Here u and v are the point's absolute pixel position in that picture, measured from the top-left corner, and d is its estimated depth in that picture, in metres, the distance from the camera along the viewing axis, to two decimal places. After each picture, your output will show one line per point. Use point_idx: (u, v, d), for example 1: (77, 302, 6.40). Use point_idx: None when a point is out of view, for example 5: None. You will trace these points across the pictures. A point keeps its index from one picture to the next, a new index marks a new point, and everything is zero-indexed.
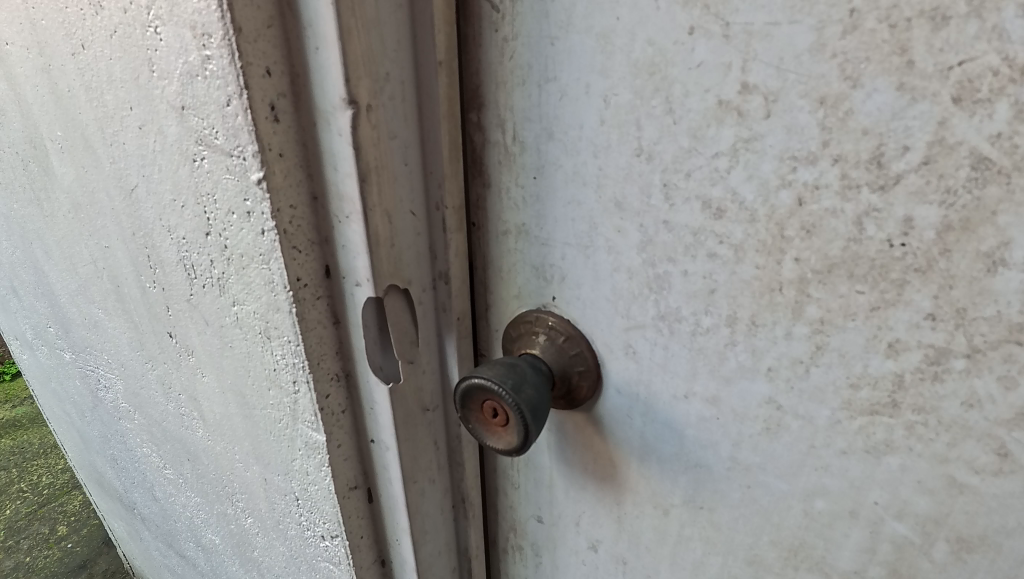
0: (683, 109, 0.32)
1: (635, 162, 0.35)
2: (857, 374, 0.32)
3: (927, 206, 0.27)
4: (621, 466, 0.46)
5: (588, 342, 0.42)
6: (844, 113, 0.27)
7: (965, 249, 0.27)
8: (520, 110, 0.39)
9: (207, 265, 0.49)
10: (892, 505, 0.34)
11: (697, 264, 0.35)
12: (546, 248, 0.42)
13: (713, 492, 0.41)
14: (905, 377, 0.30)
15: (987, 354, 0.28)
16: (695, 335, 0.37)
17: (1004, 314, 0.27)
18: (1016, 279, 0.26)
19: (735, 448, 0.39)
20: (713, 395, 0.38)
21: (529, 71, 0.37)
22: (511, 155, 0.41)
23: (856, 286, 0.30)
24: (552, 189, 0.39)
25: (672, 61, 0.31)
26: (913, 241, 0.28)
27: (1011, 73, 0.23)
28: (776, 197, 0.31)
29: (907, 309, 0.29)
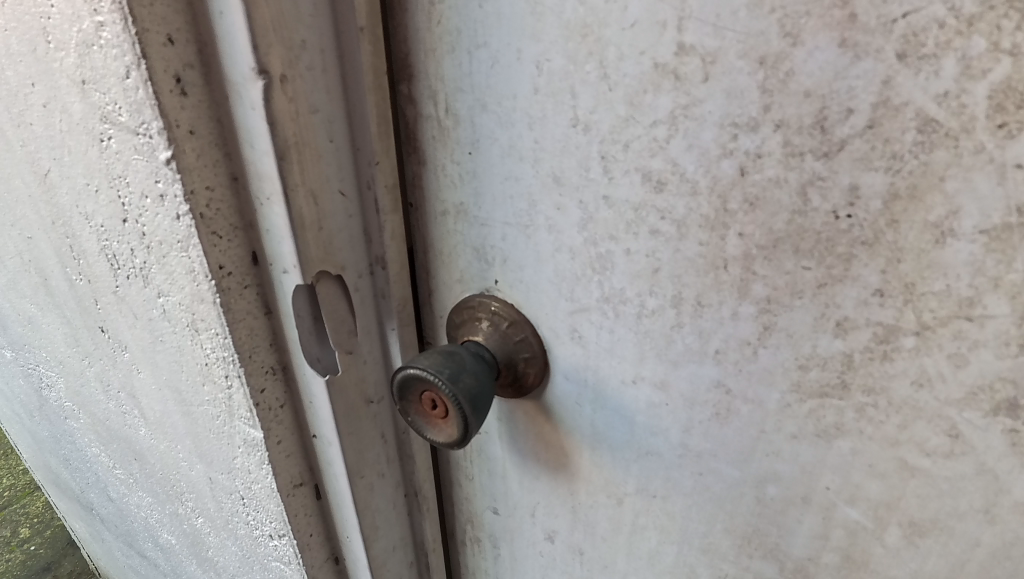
0: (619, 75, 0.29)
1: (572, 133, 0.32)
2: (806, 355, 0.30)
3: (873, 173, 0.25)
4: (574, 455, 0.44)
5: (532, 326, 0.40)
6: (786, 74, 0.25)
7: (913, 219, 0.25)
8: (451, 81, 0.36)
9: (128, 254, 0.46)
10: (844, 491, 0.32)
11: (640, 242, 0.32)
12: (486, 228, 0.39)
13: (665, 480, 0.39)
14: (855, 358, 0.28)
15: (937, 331, 0.26)
16: (641, 318, 0.35)
17: (953, 288, 0.25)
18: (967, 250, 0.24)
19: (685, 434, 0.37)
20: (661, 379, 0.36)
21: (458, 37, 0.34)
22: (444, 129, 0.38)
23: (802, 261, 0.28)
24: (488, 165, 0.37)
25: (605, 21, 0.29)
26: (859, 211, 0.26)
27: (959, 25, 0.21)
28: (717, 167, 0.28)
29: (854, 285, 0.27)
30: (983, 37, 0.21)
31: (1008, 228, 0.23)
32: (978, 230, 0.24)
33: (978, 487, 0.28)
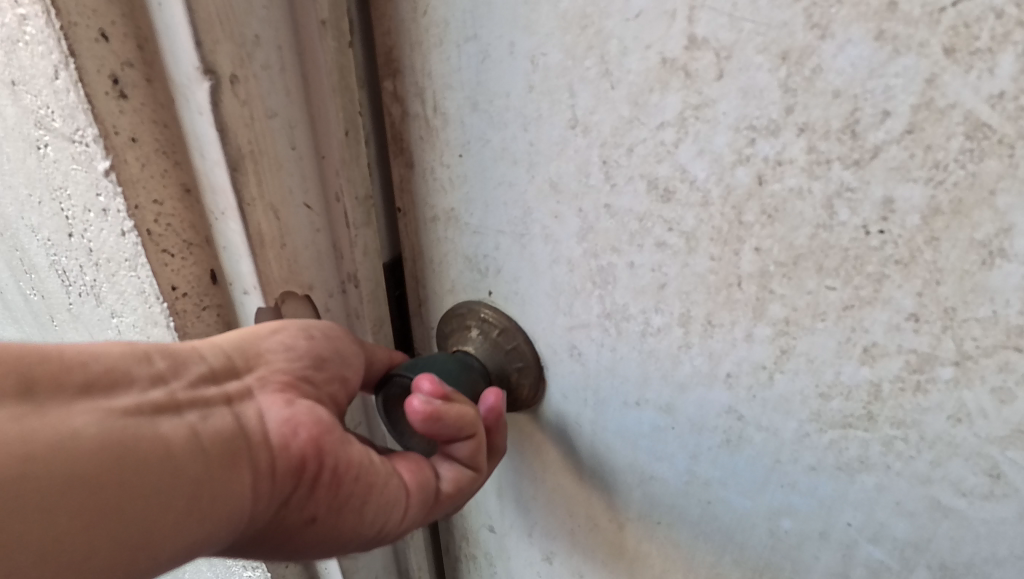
0: (622, 71, 0.26)
1: (569, 135, 0.29)
2: (828, 383, 0.27)
3: (911, 184, 0.22)
4: (573, 477, 0.41)
5: (527, 336, 0.37)
6: (811, 72, 0.22)
7: (956, 237, 0.22)
8: (440, 77, 0.33)
9: (78, 271, 0.43)
10: (866, 529, 0.29)
11: (645, 255, 0.29)
12: (475, 237, 0.36)
13: (670, 508, 0.36)
14: (883, 388, 0.26)
15: (980, 362, 0.23)
16: (645, 337, 0.32)
17: (1001, 315, 0.22)
18: (1018, 273, 0.21)
19: (692, 461, 0.34)
20: (667, 402, 0.33)
21: (446, 29, 0.31)
22: (432, 129, 0.35)
23: (826, 281, 0.25)
24: (479, 170, 0.34)
25: (607, 11, 0.25)
26: (893, 227, 0.23)
27: (1019, 15, 0.18)
28: (732, 175, 0.25)
29: (885, 308, 0.24)
30: None
31: None
32: None
33: (1020, 534, 0.25)
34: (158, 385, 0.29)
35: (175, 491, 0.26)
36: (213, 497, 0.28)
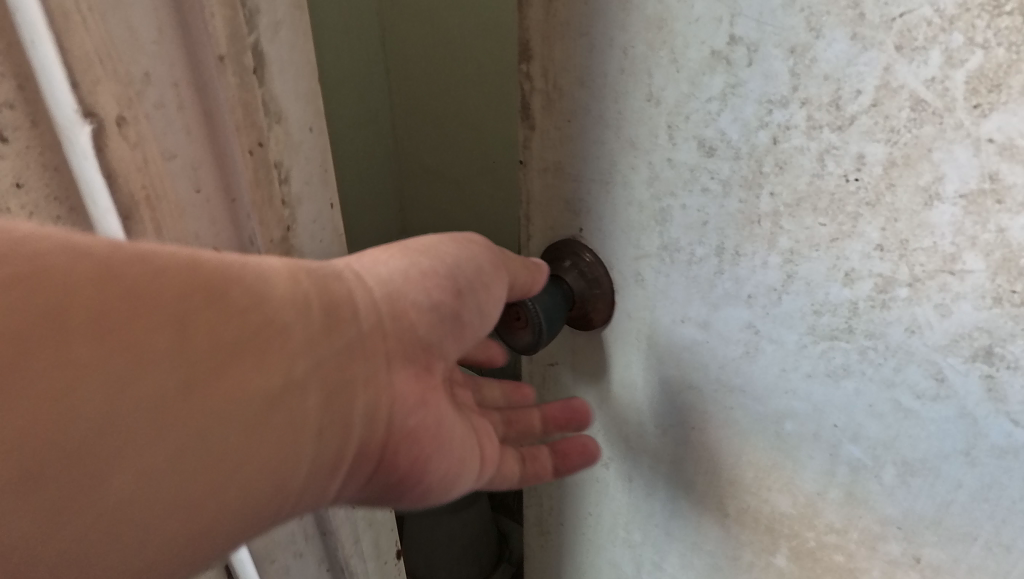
0: (684, 59, 0.33)
1: (647, 107, 0.35)
2: (821, 301, 0.34)
3: (875, 143, 0.29)
4: (628, 389, 0.46)
5: (604, 267, 0.42)
6: (810, 60, 0.29)
7: (906, 183, 0.29)
8: (561, 62, 0.38)
9: None
10: (848, 429, 0.36)
11: (693, 198, 0.36)
12: (578, 193, 0.41)
13: (704, 413, 0.42)
14: (859, 305, 0.33)
15: (925, 283, 0.31)
16: (690, 265, 0.38)
17: (939, 245, 0.30)
18: (949, 212, 0.29)
19: (721, 370, 0.40)
20: (704, 320, 0.39)
21: (568, 29, 0.37)
22: (552, 102, 0.40)
23: (819, 218, 0.32)
24: (588, 134, 0.39)
25: (676, 15, 0.32)
26: (865, 176, 0.30)
27: (943, 23, 0.26)
28: (756, 136, 0.32)
29: (859, 240, 0.32)
30: (961, 33, 0.26)
31: (983, 193, 0.28)
32: (960, 194, 0.29)
33: (960, 431, 0.32)
34: (319, 364, 0.35)
35: (291, 484, 0.34)
36: (310, 488, 0.36)
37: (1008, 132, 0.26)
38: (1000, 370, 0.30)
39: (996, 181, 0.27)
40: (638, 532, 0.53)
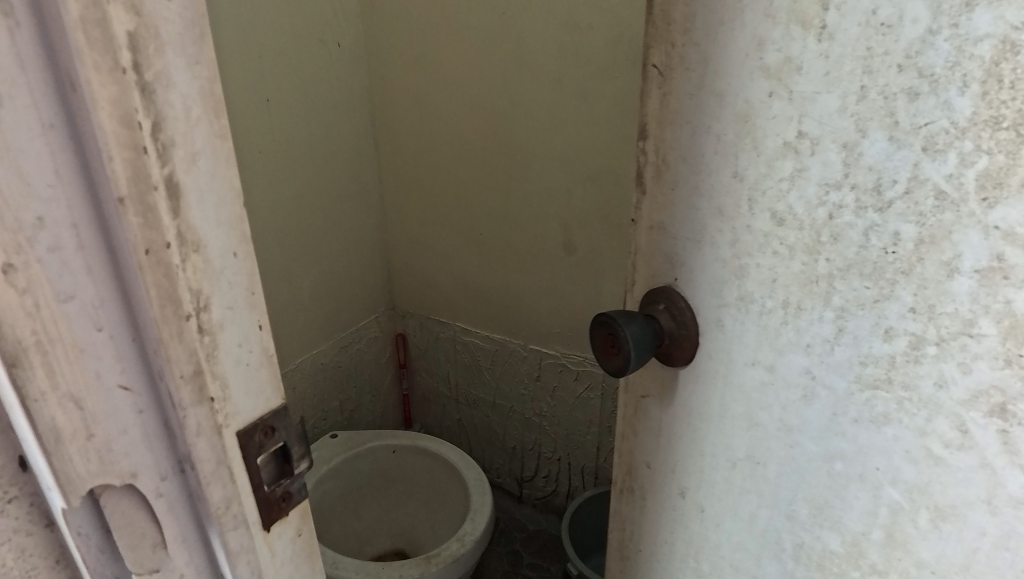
0: (756, 152, 0.30)
1: (734, 185, 0.32)
2: (865, 353, 0.30)
3: (907, 223, 0.27)
4: (700, 422, 0.39)
5: (692, 311, 0.36)
6: (855, 155, 0.27)
7: (932, 259, 0.27)
8: (674, 146, 0.34)
9: None
10: (886, 471, 0.32)
11: (767, 258, 0.32)
12: (677, 253, 0.36)
13: (766, 449, 0.36)
14: (897, 360, 0.29)
15: (948, 342, 0.28)
16: (761, 314, 0.33)
17: (961, 311, 0.27)
18: (968, 284, 0.26)
19: (782, 410, 0.34)
20: (770, 362, 0.34)
21: (676, 119, 0.33)
22: (660, 174, 0.35)
23: (863, 281, 0.29)
24: (689, 205, 0.34)
25: (757, 113, 0.30)
26: (902, 250, 0.27)
27: (957, 131, 0.25)
28: (815, 213, 0.29)
29: (894, 303, 0.28)
30: (971, 141, 0.25)
31: (1000, 272, 0.25)
32: (975, 269, 0.26)
33: (975, 479, 0.29)
34: None
35: None
36: None
37: (1011, 223, 0.25)
38: (1014, 427, 0.27)
39: (1004, 261, 0.25)
40: (707, 563, 0.44)
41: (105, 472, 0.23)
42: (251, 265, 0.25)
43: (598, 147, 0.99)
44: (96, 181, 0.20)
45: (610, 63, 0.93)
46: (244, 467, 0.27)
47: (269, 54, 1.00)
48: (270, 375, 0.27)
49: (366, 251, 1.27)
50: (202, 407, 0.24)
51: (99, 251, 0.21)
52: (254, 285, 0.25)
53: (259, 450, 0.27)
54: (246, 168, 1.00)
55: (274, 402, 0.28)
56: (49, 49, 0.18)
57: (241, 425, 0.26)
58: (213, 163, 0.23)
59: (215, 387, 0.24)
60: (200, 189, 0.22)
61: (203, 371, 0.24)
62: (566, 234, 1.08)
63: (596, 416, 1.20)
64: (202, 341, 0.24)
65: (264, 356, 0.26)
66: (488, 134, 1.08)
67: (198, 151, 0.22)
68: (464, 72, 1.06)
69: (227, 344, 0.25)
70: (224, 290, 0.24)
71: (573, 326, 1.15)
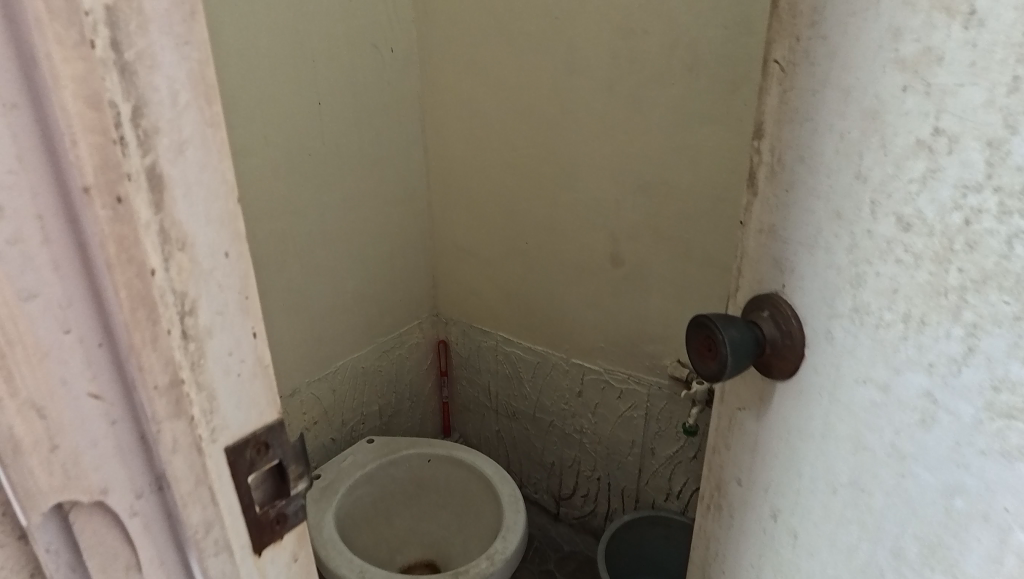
0: (887, 149, 0.28)
1: (855, 186, 0.30)
2: (1000, 378, 0.26)
3: None
4: (799, 439, 0.36)
5: (799, 319, 0.35)
6: (1002, 154, 0.24)
7: None
8: (790, 143, 0.34)
9: None
10: (1015, 513, 0.26)
11: (887, 267, 0.29)
12: (786, 258, 0.35)
13: (874, 475, 0.32)
14: None
15: None
16: (877, 329, 0.30)
17: None
18: None
19: (896, 435, 0.30)
20: (884, 382, 0.30)
21: (797, 116, 0.33)
22: (774, 174, 0.35)
23: (1003, 296, 0.25)
24: (803, 206, 0.33)
25: (886, 109, 0.28)
26: None
27: None
28: (950, 219, 0.26)
29: None
30: None
31: None
32: None
33: None
34: None
35: None
36: None
37: None
38: None
39: None
40: None
41: (70, 488, 0.22)
42: (245, 265, 0.24)
43: (649, 157, 0.95)
44: (63, 167, 0.19)
45: (665, 70, 0.89)
46: (232, 487, 0.25)
47: (322, 56, 1.00)
48: (265, 386, 0.26)
49: (412, 255, 1.26)
50: (179, 420, 0.23)
51: (68, 247, 0.20)
52: (249, 287, 0.24)
53: (249, 468, 0.26)
54: (293, 168, 1.00)
55: (269, 417, 0.26)
56: (14, 29, 0.17)
57: (230, 440, 0.25)
58: (204, 154, 0.22)
59: (198, 398, 0.23)
60: (186, 182, 0.21)
61: (182, 380, 0.22)
62: (612, 245, 1.04)
63: (639, 435, 1.15)
64: (186, 347, 0.22)
65: (260, 366, 0.25)
66: (536, 141, 1.06)
67: (186, 139, 0.21)
68: (514, 78, 1.04)
69: (217, 351, 0.23)
70: (213, 292, 0.23)
71: (617, 341, 1.11)
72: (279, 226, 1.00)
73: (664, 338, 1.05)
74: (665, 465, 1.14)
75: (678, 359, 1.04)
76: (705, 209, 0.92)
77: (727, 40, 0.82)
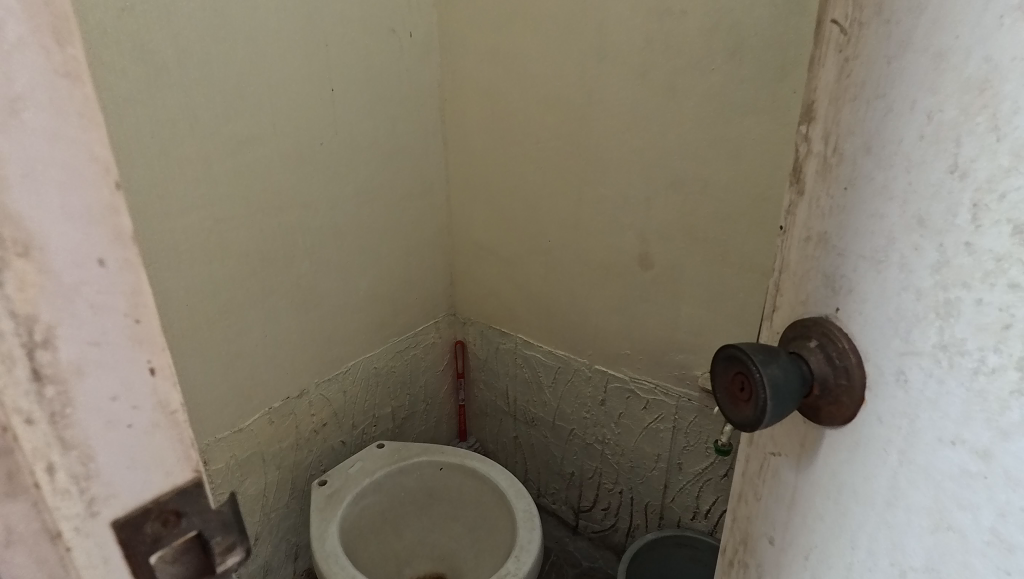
0: (1005, 132, 0.21)
1: (949, 183, 0.23)
2: None
3: None
4: (856, 503, 0.29)
5: (857, 353, 0.28)
6: None
7: None
8: (849, 128, 0.27)
9: None
10: None
11: (995, 294, 0.21)
12: (840, 274, 0.28)
13: (962, 569, 0.24)
14: None
15: None
16: (977, 377, 0.22)
17: None
18: None
19: (999, 521, 0.22)
20: (984, 449, 0.22)
21: (863, 93, 0.26)
22: (826, 166, 0.29)
23: None
24: (867, 209, 0.27)
25: (1004, 76, 0.20)
26: None
27: None
28: None
29: None
30: None
31: None
32: None
33: None
34: None
35: None
36: None
37: None
38: None
39: None
40: None
41: None
42: (134, 280, 0.19)
43: (684, 151, 0.87)
44: None
45: (706, 54, 0.81)
46: (131, 569, 0.22)
47: (336, 41, 0.94)
48: (173, 440, 0.22)
49: (428, 252, 1.20)
50: (22, 499, 0.18)
51: None
52: (142, 311, 0.20)
53: (151, 546, 0.22)
54: (304, 158, 0.95)
55: (181, 478, 0.22)
56: None
57: (121, 513, 0.21)
58: (51, 118, 0.16)
59: (62, 461, 0.19)
60: (28, 154, 0.16)
61: (28, 447, 0.18)
62: (640, 246, 0.96)
63: (665, 450, 1.07)
64: (40, 395, 0.18)
65: (163, 413, 0.21)
66: (561, 133, 0.99)
67: (21, 96, 0.16)
68: (541, 64, 0.97)
69: (91, 398, 0.19)
70: (82, 318, 0.18)
71: (644, 349, 1.03)
72: (287, 220, 0.95)
73: (695, 347, 0.97)
74: (693, 483, 1.06)
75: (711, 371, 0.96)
76: (745, 209, 0.84)
77: (776, 21, 0.74)
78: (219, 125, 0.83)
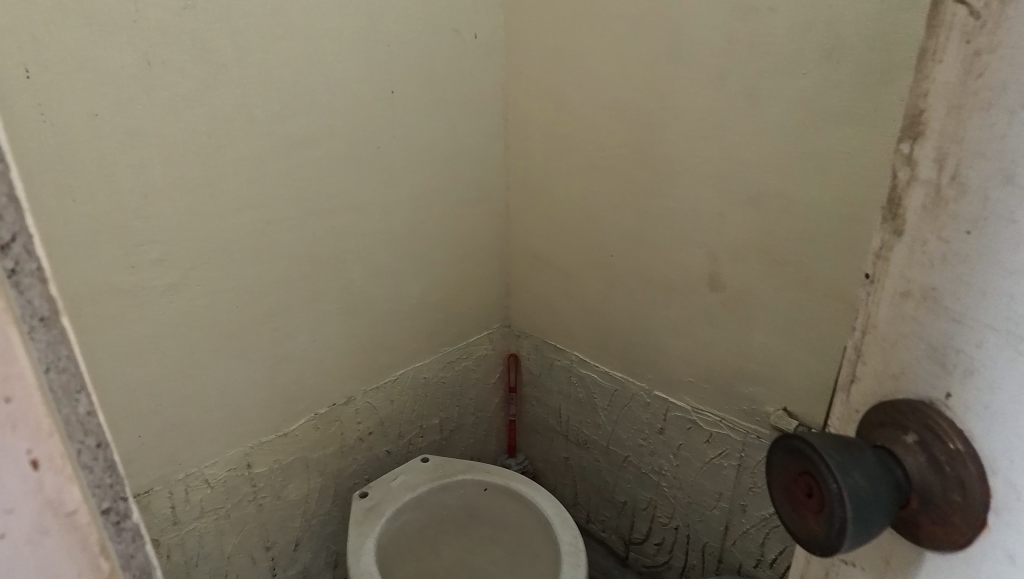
0: None
1: None
2: None
3: None
4: None
5: (973, 459, 0.27)
6: None
7: None
8: (977, 145, 0.25)
9: None
10: None
11: None
12: (956, 338, 0.27)
13: None
14: None
15: None
16: None
17: None
18: None
19: None
20: None
21: (997, 99, 0.24)
22: (941, 195, 0.26)
23: None
24: (995, 252, 0.25)
25: None
26: None
27: None
28: None
29: None
30: None
31: None
32: None
33: None
34: None
35: None
36: None
37: None
38: None
39: None
40: None
41: None
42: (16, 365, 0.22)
43: (764, 164, 0.78)
44: None
45: (796, 57, 0.72)
46: None
47: (397, 42, 0.91)
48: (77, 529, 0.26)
49: (483, 261, 1.16)
50: None
51: None
52: (22, 396, 0.23)
53: None
54: (360, 161, 0.93)
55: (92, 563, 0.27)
56: None
57: None
58: None
59: None
60: None
61: None
62: (710, 265, 0.88)
63: (727, 489, 0.98)
64: None
65: (59, 505, 0.25)
66: (630, 140, 0.92)
67: None
68: (610, 67, 0.90)
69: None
70: None
71: (709, 377, 0.94)
72: (339, 223, 0.92)
73: (767, 381, 0.87)
74: (757, 528, 0.96)
75: (785, 408, 0.87)
76: (834, 230, 0.74)
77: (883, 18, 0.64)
78: (275, 127, 0.82)
